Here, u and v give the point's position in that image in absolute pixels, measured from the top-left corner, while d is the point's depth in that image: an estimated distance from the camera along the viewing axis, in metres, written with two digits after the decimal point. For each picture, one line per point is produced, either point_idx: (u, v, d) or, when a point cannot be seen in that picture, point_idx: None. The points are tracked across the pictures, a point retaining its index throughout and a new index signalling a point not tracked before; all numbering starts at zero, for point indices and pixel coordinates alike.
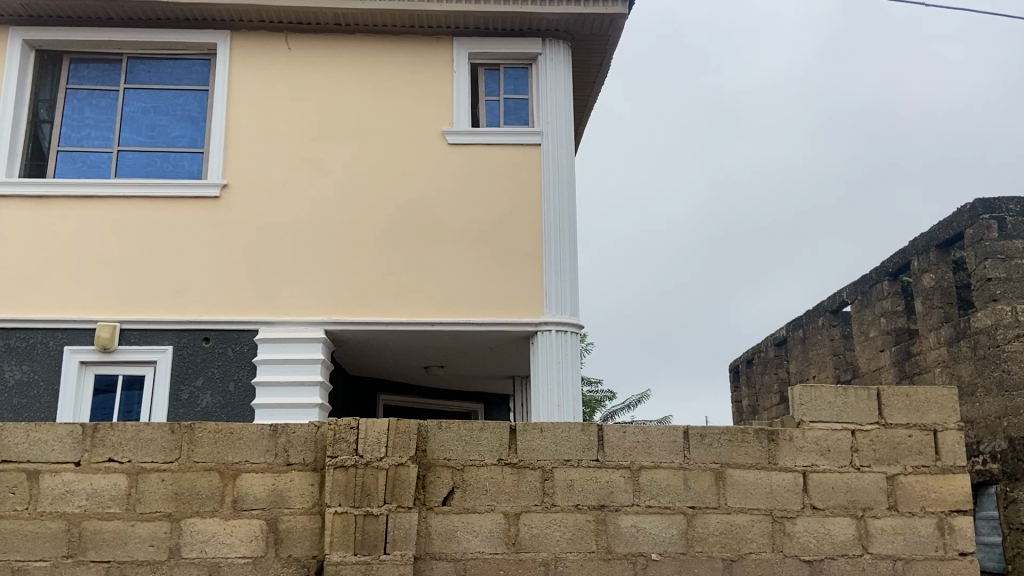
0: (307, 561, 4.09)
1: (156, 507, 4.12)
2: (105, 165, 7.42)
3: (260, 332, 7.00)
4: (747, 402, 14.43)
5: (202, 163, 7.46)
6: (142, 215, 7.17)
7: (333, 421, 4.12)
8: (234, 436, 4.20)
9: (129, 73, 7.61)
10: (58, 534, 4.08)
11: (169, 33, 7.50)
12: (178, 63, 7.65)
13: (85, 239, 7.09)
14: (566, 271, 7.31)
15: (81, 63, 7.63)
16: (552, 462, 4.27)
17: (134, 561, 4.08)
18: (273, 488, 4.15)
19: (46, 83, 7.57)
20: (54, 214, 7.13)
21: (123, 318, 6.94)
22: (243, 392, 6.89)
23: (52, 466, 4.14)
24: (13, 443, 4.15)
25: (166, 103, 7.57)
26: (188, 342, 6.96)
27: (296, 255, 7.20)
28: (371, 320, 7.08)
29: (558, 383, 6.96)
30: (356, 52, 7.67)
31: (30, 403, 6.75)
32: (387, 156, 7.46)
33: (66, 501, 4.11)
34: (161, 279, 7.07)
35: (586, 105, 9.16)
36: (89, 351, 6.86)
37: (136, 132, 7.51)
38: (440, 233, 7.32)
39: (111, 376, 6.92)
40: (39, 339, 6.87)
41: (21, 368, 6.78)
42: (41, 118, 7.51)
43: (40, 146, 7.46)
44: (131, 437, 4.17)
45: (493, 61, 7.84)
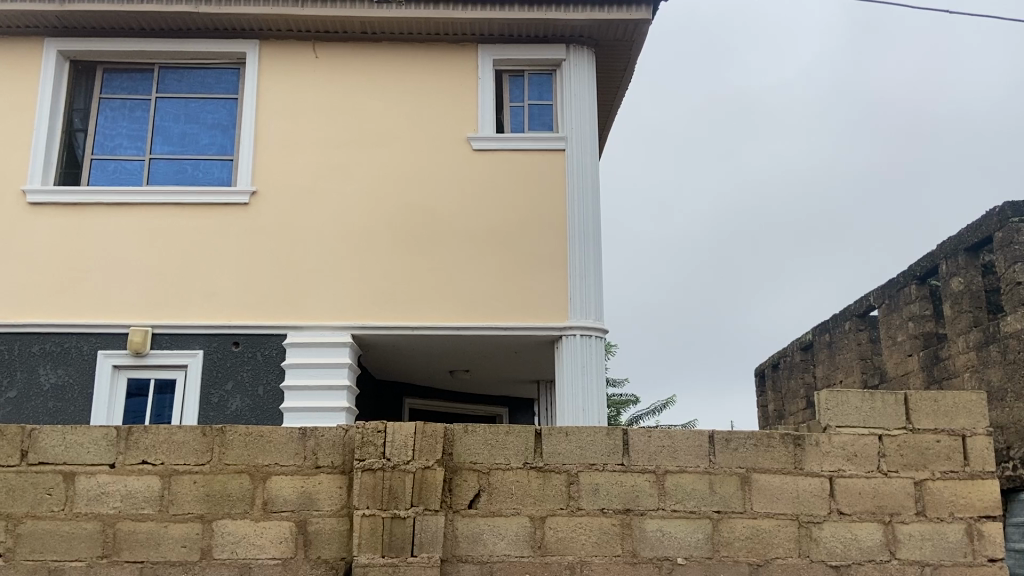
0: (336, 562, 4.16)
1: (188, 509, 4.21)
2: (137, 174, 7.57)
3: (288, 336, 7.09)
4: (773, 406, 14.34)
5: (231, 170, 7.58)
6: (172, 222, 7.30)
7: (361, 425, 4.19)
8: (265, 438, 4.28)
9: (160, 83, 7.76)
10: (93, 535, 4.18)
11: (199, 43, 7.63)
12: (208, 73, 7.79)
13: (117, 245, 7.23)
14: (591, 275, 7.33)
15: (114, 73, 7.78)
16: (578, 466, 4.30)
17: (167, 561, 4.17)
18: (303, 490, 4.22)
19: (80, 93, 7.73)
20: (87, 221, 7.27)
21: (154, 323, 7.07)
22: (272, 396, 6.99)
23: (88, 468, 4.24)
24: (49, 445, 4.26)
25: (196, 111, 7.71)
26: (219, 346, 7.07)
27: (322, 260, 7.29)
28: (396, 325, 7.15)
29: (583, 386, 6.99)
30: (382, 60, 7.76)
31: (65, 405, 6.90)
32: (414, 161, 7.54)
33: (101, 503, 4.21)
34: (191, 284, 7.19)
35: (611, 109, 9.19)
36: (122, 355, 6.99)
37: (167, 140, 7.65)
38: (466, 238, 7.37)
39: (143, 379, 7.05)
40: (73, 343, 7.01)
41: (57, 371, 6.93)
42: (76, 127, 7.67)
43: (75, 154, 7.62)
44: (165, 439, 4.27)
45: (518, 68, 7.90)
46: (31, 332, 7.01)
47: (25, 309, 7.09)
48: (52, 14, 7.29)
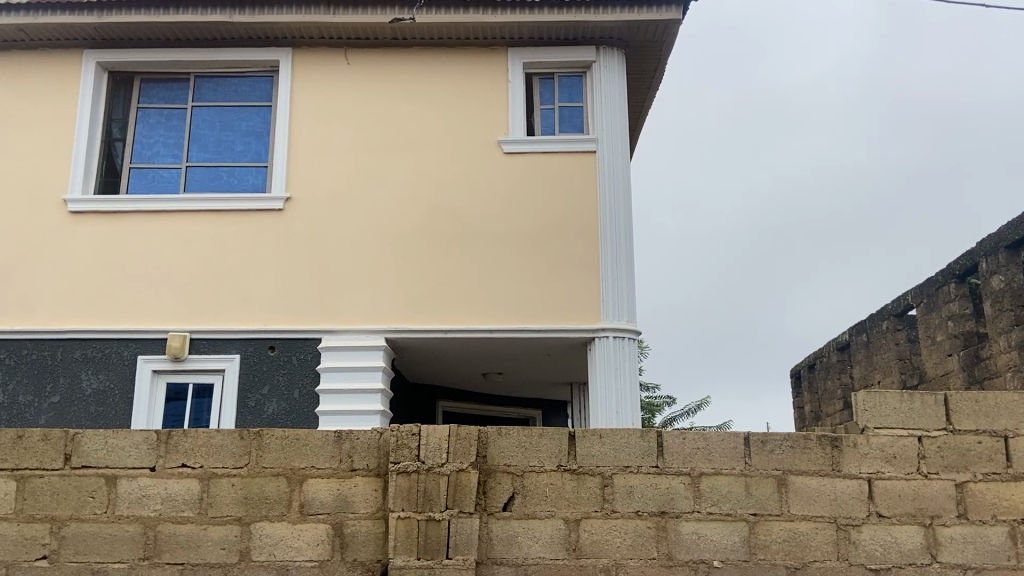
0: (372, 564, 4.19)
1: (226, 511, 4.27)
2: (175, 181, 7.70)
3: (322, 340, 7.16)
4: (810, 408, 14.17)
5: (266, 177, 7.68)
6: (209, 228, 7.41)
7: (396, 428, 4.22)
8: (301, 441, 4.33)
9: (196, 91, 7.89)
10: (135, 537, 4.26)
11: (234, 52, 7.75)
12: (242, 81, 7.90)
13: (155, 252, 7.36)
14: (624, 277, 7.31)
15: (152, 83, 7.93)
16: (612, 468, 4.29)
17: (206, 563, 4.23)
18: (338, 493, 4.27)
19: (118, 103, 7.89)
20: (126, 228, 7.40)
21: (192, 328, 7.18)
22: (307, 399, 7.07)
23: (129, 471, 4.32)
24: (92, 448, 4.35)
25: (231, 119, 7.83)
26: (255, 350, 7.17)
27: (355, 264, 7.36)
28: (429, 328, 7.18)
29: (616, 389, 6.97)
30: (413, 65, 7.81)
31: (106, 410, 7.03)
32: (445, 165, 7.58)
33: (142, 505, 4.29)
34: (227, 289, 7.30)
35: (642, 110, 9.16)
36: (161, 360, 7.12)
37: (203, 149, 7.78)
38: (497, 241, 7.39)
39: (181, 384, 7.18)
40: (114, 348, 7.15)
41: (98, 377, 7.07)
42: (115, 136, 7.83)
43: (114, 163, 7.78)
44: (204, 442, 4.34)
45: (548, 70, 7.91)
46: (73, 338, 7.16)
47: (67, 315, 7.23)
48: (90, 27, 7.43)
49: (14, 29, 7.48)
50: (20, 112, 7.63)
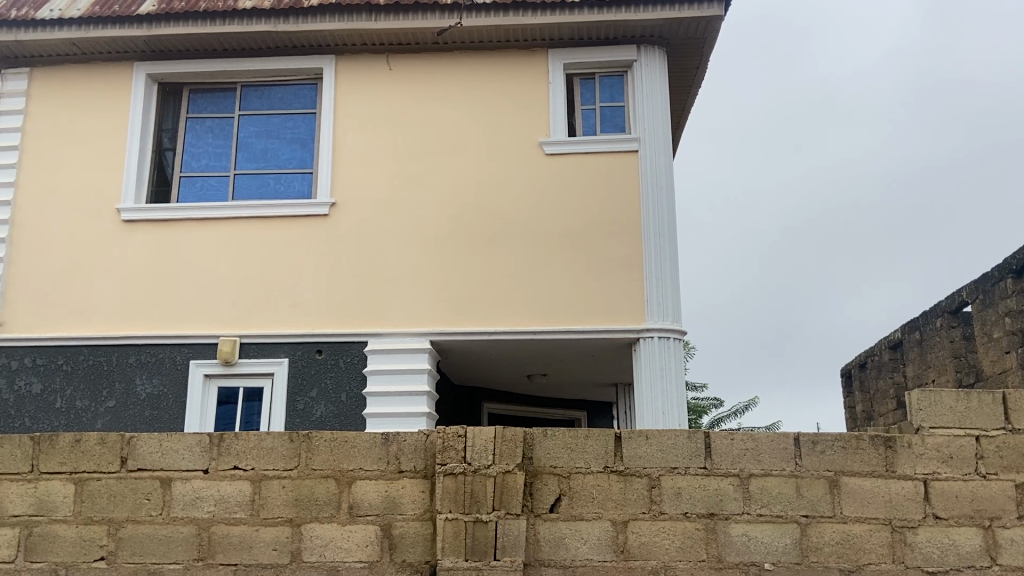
0: (421, 565, 4.23)
1: (277, 513, 4.34)
2: (223, 190, 7.87)
3: (368, 343, 7.24)
4: (861, 408, 13.88)
5: (311, 183, 7.80)
6: (256, 235, 7.55)
7: (442, 430, 4.25)
8: (349, 443, 4.38)
9: (243, 101, 8.05)
10: (189, 538, 4.35)
11: (279, 61, 7.88)
12: (287, 89, 8.04)
13: (205, 259, 7.52)
14: (668, 276, 7.25)
15: (200, 93, 8.11)
16: (659, 470, 4.26)
17: (259, 564, 4.30)
18: (387, 494, 4.31)
19: (168, 114, 8.08)
20: (177, 236, 7.57)
21: (242, 332, 7.32)
22: (354, 402, 7.15)
23: (183, 473, 4.43)
24: (148, 451, 4.47)
25: (277, 127, 7.97)
26: (303, 354, 7.27)
27: (399, 268, 7.42)
28: (473, 331, 7.21)
29: (662, 390, 6.92)
30: (454, 69, 7.86)
31: (160, 414, 7.20)
32: (487, 168, 7.60)
33: (196, 507, 4.38)
34: (275, 294, 7.42)
35: (685, 108, 9.08)
36: (213, 364, 7.27)
37: (250, 157, 7.93)
38: (539, 242, 7.39)
39: (232, 387, 7.32)
40: (167, 353, 7.32)
41: (152, 381, 7.25)
42: (166, 146, 8.02)
43: (165, 173, 7.97)
44: (255, 445, 4.42)
45: (589, 71, 7.89)
46: (128, 344, 7.34)
47: (121, 321, 7.42)
48: (140, 39, 7.61)
49: (66, 44, 7.66)
50: (73, 124, 7.83)
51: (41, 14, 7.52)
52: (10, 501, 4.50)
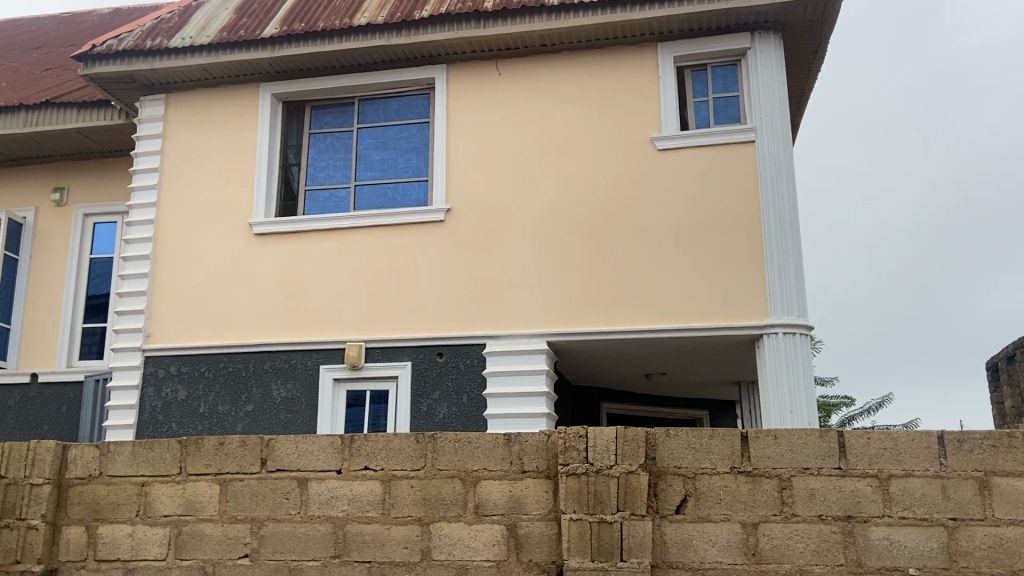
0: (547, 565, 4.25)
1: (407, 512, 4.47)
2: (345, 201, 8.19)
3: (487, 345, 7.35)
4: (1009, 404, 12.95)
5: (427, 191, 8.00)
6: (377, 243, 7.81)
7: (563, 430, 4.27)
8: (473, 444, 4.47)
9: (360, 114, 8.35)
10: (326, 536, 4.54)
11: (393, 73, 8.12)
12: (401, 100, 8.28)
13: (330, 267, 7.84)
14: (791, 269, 7.00)
15: (320, 109, 8.48)
16: (789, 470, 4.11)
17: (391, 561, 4.44)
18: (511, 494, 4.36)
19: (292, 131, 8.48)
20: (304, 247, 7.94)
21: (367, 338, 7.58)
22: (476, 403, 7.28)
23: (319, 473, 4.63)
24: (285, 453, 4.70)
25: (393, 138, 8.22)
26: (425, 357, 7.47)
27: (514, 270, 7.50)
28: (590, 331, 7.20)
29: (789, 389, 6.70)
30: (563, 69, 7.87)
31: (294, 417, 7.56)
32: (600, 166, 7.57)
33: (331, 506, 4.57)
34: (397, 300, 7.65)
35: (803, 94, 8.75)
36: (340, 368, 7.58)
37: (369, 168, 8.22)
38: (653, 240, 7.30)
39: (359, 391, 7.61)
40: (299, 359, 7.68)
41: (286, 386, 7.63)
42: (291, 162, 8.42)
43: (291, 187, 8.37)
44: (383, 446, 4.57)
45: (700, 62, 7.73)
46: (263, 351, 7.74)
47: (255, 330, 7.83)
48: (264, 61, 8.00)
49: (198, 70, 8.15)
50: (207, 145, 8.33)
51: (175, 43, 8.00)
52: (161, 502, 4.87)
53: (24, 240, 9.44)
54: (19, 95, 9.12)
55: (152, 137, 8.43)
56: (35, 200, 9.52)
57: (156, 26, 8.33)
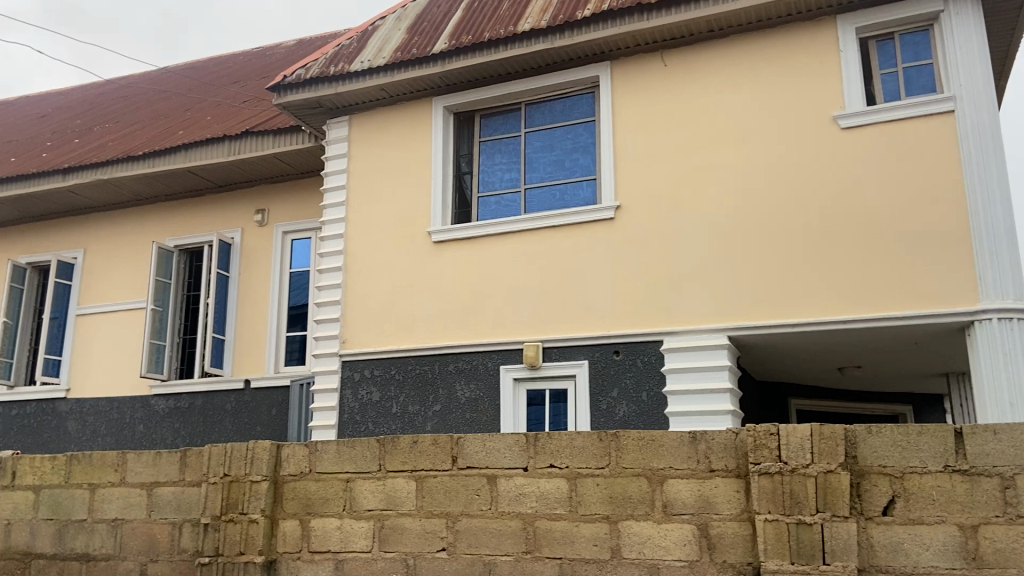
0: (743, 566, 4.12)
1: (595, 509, 4.50)
2: (517, 204, 8.37)
3: (665, 342, 7.24)
4: None
5: (596, 189, 8.00)
6: (550, 244, 7.91)
7: (752, 428, 4.11)
8: (657, 442, 4.43)
9: (528, 118, 8.50)
10: (516, 532, 4.67)
11: (558, 75, 8.20)
12: (567, 101, 8.35)
13: (506, 270, 8.04)
14: (1003, 249, 6.38)
15: (489, 117, 8.71)
16: (1013, 468, 3.74)
17: (582, 559, 4.47)
18: (701, 494, 4.28)
19: (464, 140, 8.78)
20: (480, 252, 8.19)
21: (544, 338, 7.70)
22: (655, 401, 7.20)
23: (506, 471, 4.77)
24: (473, 449, 4.88)
25: (561, 139, 8.30)
26: (602, 355, 7.47)
27: (691, 264, 7.33)
28: (775, 324, 6.91)
29: (1008, 374, 6.12)
30: (732, 54, 7.61)
31: (478, 416, 7.82)
32: (777, 151, 7.24)
33: (520, 502, 4.69)
34: (572, 299, 7.71)
35: (1008, 54, 7.94)
36: (520, 368, 7.75)
37: (538, 170, 8.33)
38: (842, 225, 6.88)
39: (539, 390, 7.75)
40: (480, 360, 7.93)
41: (469, 386, 7.90)
42: (464, 170, 8.72)
43: (465, 195, 8.66)
44: (567, 445, 4.63)
45: (886, 31, 7.21)
46: (447, 353, 8.07)
47: (440, 333, 8.17)
48: (436, 76, 8.35)
49: (376, 90, 8.63)
50: (388, 161, 8.80)
51: (355, 67, 8.51)
52: (364, 497, 5.20)
53: (233, 258, 10.38)
54: (224, 128, 10.08)
55: (339, 157, 9.01)
56: (240, 222, 10.48)
57: (338, 53, 8.89)
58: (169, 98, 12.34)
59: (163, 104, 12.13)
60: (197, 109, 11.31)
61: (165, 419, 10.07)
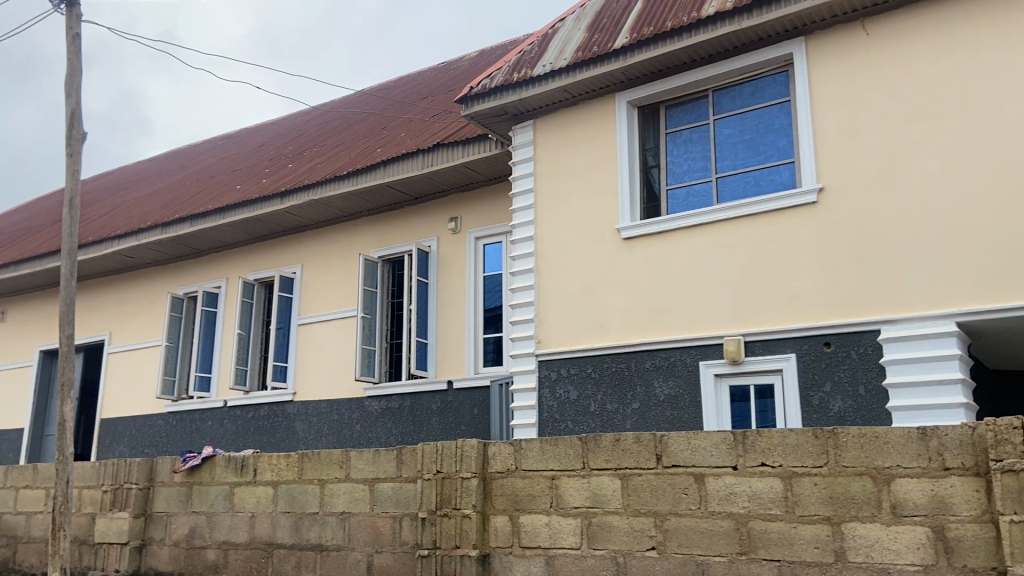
0: (984, 570, 4.13)
1: (814, 511, 4.69)
2: (709, 194, 8.14)
3: (883, 331, 6.76)
4: None
5: (795, 172, 7.62)
6: (747, 234, 7.62)
7: (994, 422, 4.20)
8: (881, 440, 4.58)
9: (716, 105, 8.24)
10: (731, 533, 4.94)
11: (746, 57, 7.88)
12: (758, 83, 8.00)
13: (701, 264, 7.82)
14: None
15: (675, 107, 8.55)
16: None
17: (803, 561, 4.66)
18: (934, 494, 4.36)
19: (649, 134, 8.66)
20: (673, 246, 8.03)
21: (746, 331, 7.43)
22: (875, 396, 6.75)
23: (714, 470, 5.09)
24: (679, 449, 5.27)
25: (753, 123, 7.98)
26: (811, 347, 7.11)
27: (909, 246, 6.79)
28: (1015, 306, 6.23)
29: None
30: (945, 14, 6.97)
31: (680, 413, 7.68)
32: (1006, 117, 6.55)
33: (732, 502, 4.98)
34: (774, 290, 7.37)
35: None
36: (722, 364, 7.51)
37: (730, 157, 8.06)
38: None
39: (743, 385, 7.50)
40: (678, 357, 7.77)
41: (669, 383, 7.77)
42: (651, 164, 8.60)
43: (653, 188, 8.55)
44: (779, 442, 4.89)
45: None
46: (643, 350, 7.97)
47: (634, 331, 8.07)
48: (619, 71, 8.28)
49: (559, 92, 8.71)
50: (574, 161, 8.83)
51: (537, 71, 8.64)
52: (571, 495, 5.66)
53: (431, 265, 10.90)
54: (417, 143, 10.61)
55: (526, 161, 9.16)
56: (435, 231, 11.00)
57: (520, 59, 9.05)
58: (366, 118, 13.19)
59: (361, 125, 12.99)
60: (391, 127, 12.01)
61: (379, 420, 10.75)
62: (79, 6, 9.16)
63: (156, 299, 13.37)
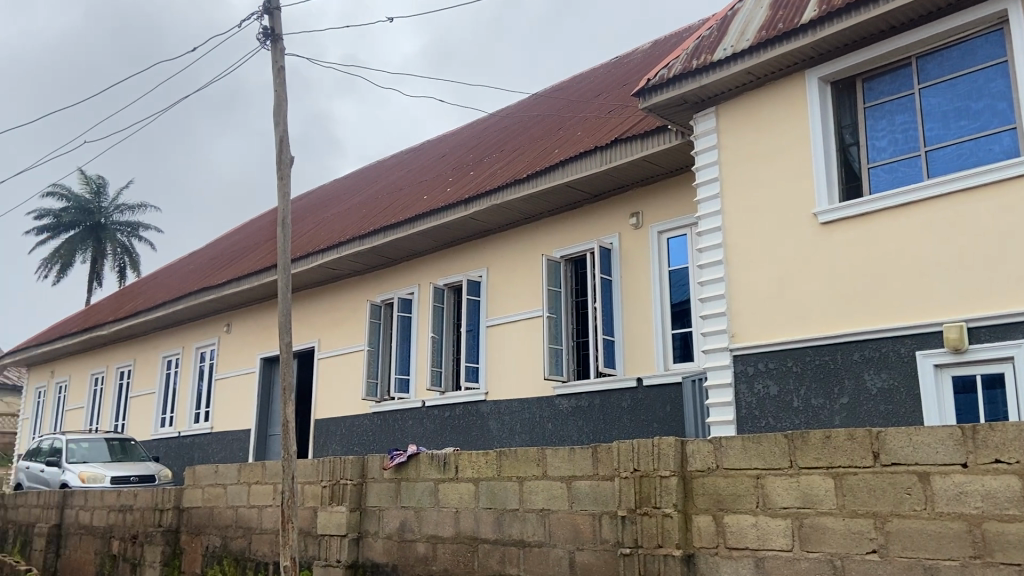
0: None
1: None
2: (917, 169, 7.57)
3: None
4: None
5: (1020, 138, 6.97)
6: (965, 208, 7.02)
7: None
8: None
9: (920, 73, 7.64)
10: (962, 535, 4.60)
11: (955, 18, 7.24)
12: (968, 45, 7.36)
13: (913, 245, 7.25)
14: None
15: (873, 80, 8.00)
16: None
17: None
18: None
19: (845, 111, 8.16)
20: (878, 228, 7.50)
21: (969, 317, 6.82)
22: None
23: (941, 468, 4.76)
24: (898, 446, 4.95)
25: (966, 89, 7.35)
26: None
27: None
28: None
29: None
30: None
31: (895, 408, 7.16)
32: None
33: (963, 503, 4.64)
34: (1000, 269, 6.74)
35: None
36: (943, 354, 6.92)
37: (941, 128, 7.48)
38: None
39: (968, 376, 6.90)
40: (891, 347, 7.23)
41: (881, 375, 7.24)
42: (848, 142, 8.07)
43: (852, 168, 8.01)
44: (1015, 437, 4.53)
45: None
46: (849, 340, 7.48)
47: (838, 321, 7.59)
48: (808, 46, 7.84)
49: (743, 75, 8.36)
50: (762, 145, 8.44)
51: (719, 56, 8.34)
52: (778, 495, 5.43)
53: (614, 262, 10.85)
54: (595, 141, 10.60)
55: (708, 150, 8.84)
56: (617, 227, 10.93)
57: (699, 46, 8.77)
58: (541, 121, 13.37)
59: (536, 128, 13.19)
60: (567, 128, 12.10)
61: (570, 418, 10.83)
62: (282, 41, 10.00)
63: (356, 307, 14.31)
